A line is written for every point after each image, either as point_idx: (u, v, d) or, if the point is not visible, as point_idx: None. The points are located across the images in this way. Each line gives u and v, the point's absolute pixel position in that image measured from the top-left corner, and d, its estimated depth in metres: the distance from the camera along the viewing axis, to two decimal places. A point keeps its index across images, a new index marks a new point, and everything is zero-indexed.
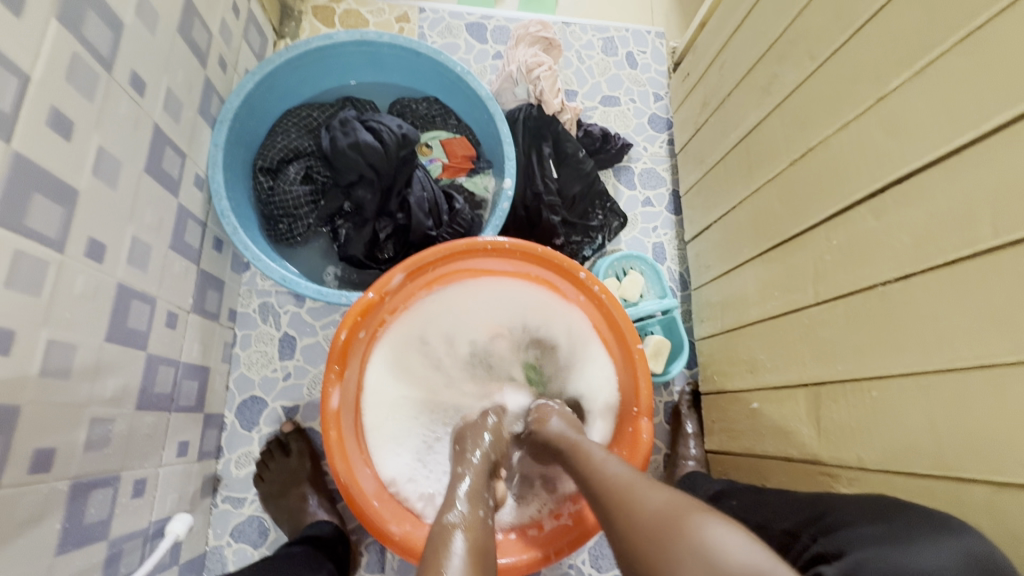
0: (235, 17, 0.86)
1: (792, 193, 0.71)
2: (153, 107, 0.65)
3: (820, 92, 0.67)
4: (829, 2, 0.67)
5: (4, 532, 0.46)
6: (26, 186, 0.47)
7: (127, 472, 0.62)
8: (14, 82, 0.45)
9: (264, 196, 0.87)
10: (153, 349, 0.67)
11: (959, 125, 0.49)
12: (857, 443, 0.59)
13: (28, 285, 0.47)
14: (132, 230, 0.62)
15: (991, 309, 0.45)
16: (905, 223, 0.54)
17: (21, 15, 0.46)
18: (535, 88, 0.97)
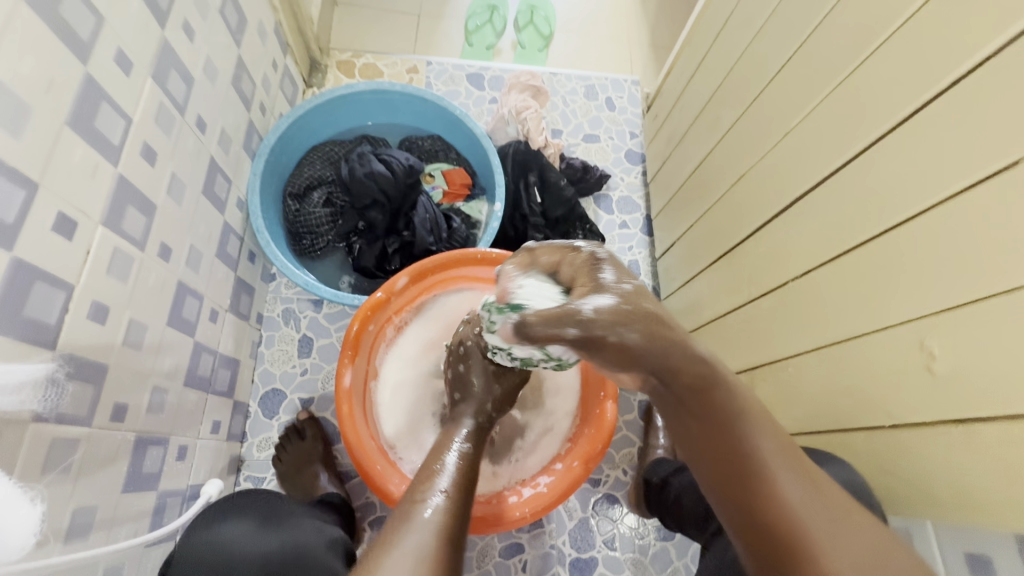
0: (274, 71, 1.05)
1: (734, 212, 0.86)
2: (210, 142, 0.82)
3: (750, 129, 0.82)
4: (754, 59, 0.83)
5: (90, 464, 0.59)
6: (124, 199, 0.62)
7: (174, 437, 0.75)
8: (123, 123, 0.62)
9: (292, 216, 1.03)
10: (199, 338, 0.81)
11: (838, 153, 0.64)
12: (781, 413, 0.74)
13: (121, 275, 0.62)
14: (190, 240, 0.77)
15: (863, 293, 0.59)
16: (807, 231, 0.68)
17: (129, 74, 0.62)
18: (523, 128, 1.15)
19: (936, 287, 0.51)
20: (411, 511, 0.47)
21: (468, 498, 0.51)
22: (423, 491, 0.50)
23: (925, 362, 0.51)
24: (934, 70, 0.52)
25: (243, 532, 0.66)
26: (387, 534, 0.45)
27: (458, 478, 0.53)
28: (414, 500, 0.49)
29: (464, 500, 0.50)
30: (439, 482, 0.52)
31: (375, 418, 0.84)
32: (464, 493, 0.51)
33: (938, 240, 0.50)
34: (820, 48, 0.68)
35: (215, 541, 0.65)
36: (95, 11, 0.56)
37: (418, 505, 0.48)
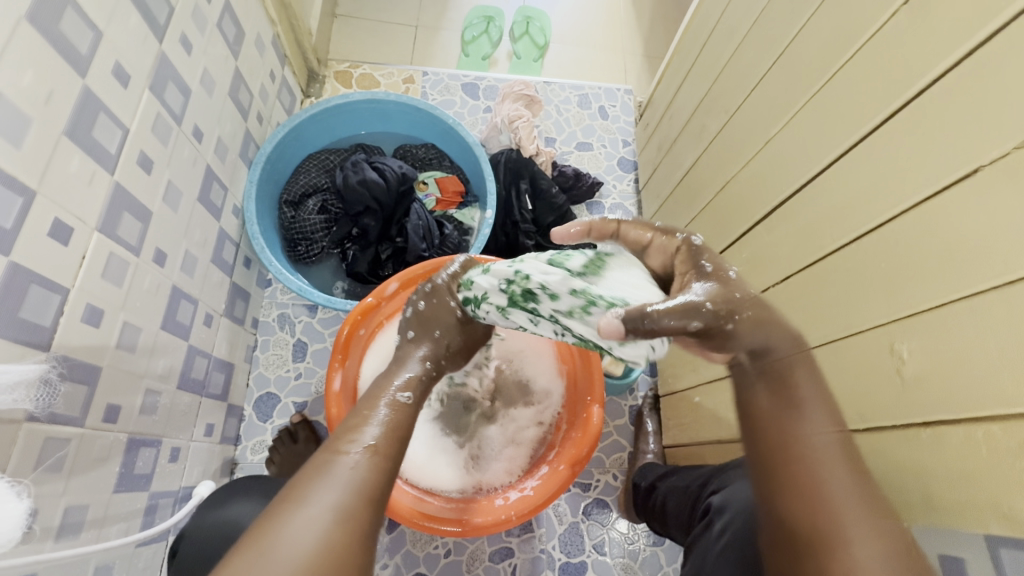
0: (271, 82, 1.07)
1: (720, 218, 0.87)
2: (207, 151, 0.84)
3: (734, 138, 0.84)
4: (737, 70, 0.85)
5: (83, 463, 0.60)
6: (120, 206, 0.64)
7: (167, 438, 0.77)
8: (120, 132, 0.64)
9: (287, 223, 1.05)
10: (193, 342, 0.83)
11: (815, 161, 0.66)
12: None
13: (116, 279, 0.64)
14: (185, 245, 0.79)
15: (838, 299, 0.60)
16: (787, 238, 0.70)
17: (127, 86, 0.65)
18: (515, 136, 1.16)
19: (906, 292, 0.52)
20: (337, 462, 0.48)
21: (399, 449, 0.53)
22: (355, 442, 0.50)
23: (894, 366, 0.53)
24: (902, 81, 0.54)
25: (248, 510, 0.70)
26: (308, 480, 0.46)
27: (393, 430, 0.53)
28: (343, 451, 0.49)
29: (393, 453, 0.52)
30: (367, 433, 0.52)
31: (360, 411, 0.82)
32: (394, 446, 0.52)
33: (908, 246, 0.52)
34: (799, 59, 0.70)
35: (223, 520, 0.70)
36: (94, 26, 0.59)
37: (349, 456, 0.49)
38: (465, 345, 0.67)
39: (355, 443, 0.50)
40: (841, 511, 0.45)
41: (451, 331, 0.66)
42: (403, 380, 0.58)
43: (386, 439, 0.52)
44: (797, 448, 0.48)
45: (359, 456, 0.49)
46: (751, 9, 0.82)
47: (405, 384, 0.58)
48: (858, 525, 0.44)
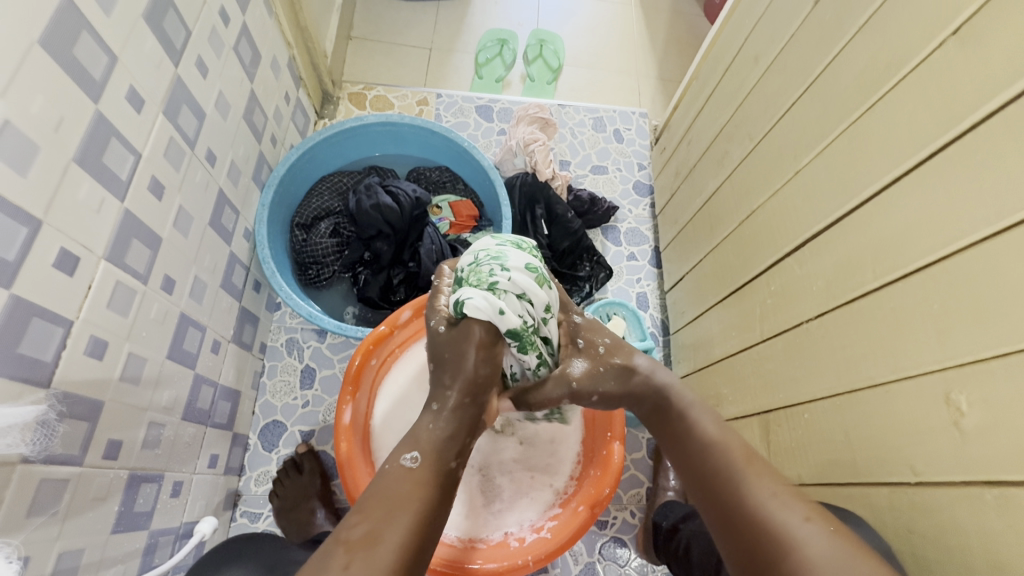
0: (286, 104, 1.06)
1: (744, 247, 0.85)
2: (220, 174, 0.83)
3: (759, 165, 0.82)
4: (762, 96, 0.83)
5: (80, 503, 0.57)
6: (127, 234, 0.62)
7: (170, 472, 0.74)
8: (132, 158, 0.62)
9: (298, 246, 1.03)
10: (200, 371, 0.80)
11: (851, 194, 0.63)
12: (796, 462, 0.70)
13: (122, 308, 0.62)
14: (194, 271, 0.77)
15: (883, 338, 0.57)
16: (820, 271, 0.67)
17: (141, 110, 0.63)
18: (530, 160, 1.14)
19: (963, 336, 0.49)
20: (332, 557, 0.42)
21: (427, 538, 0.46)
22: (353, 529, 0.44)
23: (952, 418, 0.49)
24: (950, 113, 0.51)
25: None
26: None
27: (396, 503, 0.47)
28: (341, 541, 0.44)
29: (411, 543, 0.45)
30: (370, 510, 0.46)
31: (376, 468, 0.78)
32: (415, 534, 0.45)
33: (964, 288, 0.49)
34: (832, 88, 0.68)
35: None
36: (109, 51, 0.57)
37: (347, 550, 0.43)
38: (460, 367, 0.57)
39: (353, 530, 0.45)
40: (765, 498, 0.49)
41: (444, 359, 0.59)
42: (406, 443, 0.53)
43: (388, 519, 0.45)
44: (712, 465, 0.53)
45: (359, 549, 0.43)
46: (778, 37, 0.80)
47: (409, 445, 0.52)
48: (788, 512, 0.47)
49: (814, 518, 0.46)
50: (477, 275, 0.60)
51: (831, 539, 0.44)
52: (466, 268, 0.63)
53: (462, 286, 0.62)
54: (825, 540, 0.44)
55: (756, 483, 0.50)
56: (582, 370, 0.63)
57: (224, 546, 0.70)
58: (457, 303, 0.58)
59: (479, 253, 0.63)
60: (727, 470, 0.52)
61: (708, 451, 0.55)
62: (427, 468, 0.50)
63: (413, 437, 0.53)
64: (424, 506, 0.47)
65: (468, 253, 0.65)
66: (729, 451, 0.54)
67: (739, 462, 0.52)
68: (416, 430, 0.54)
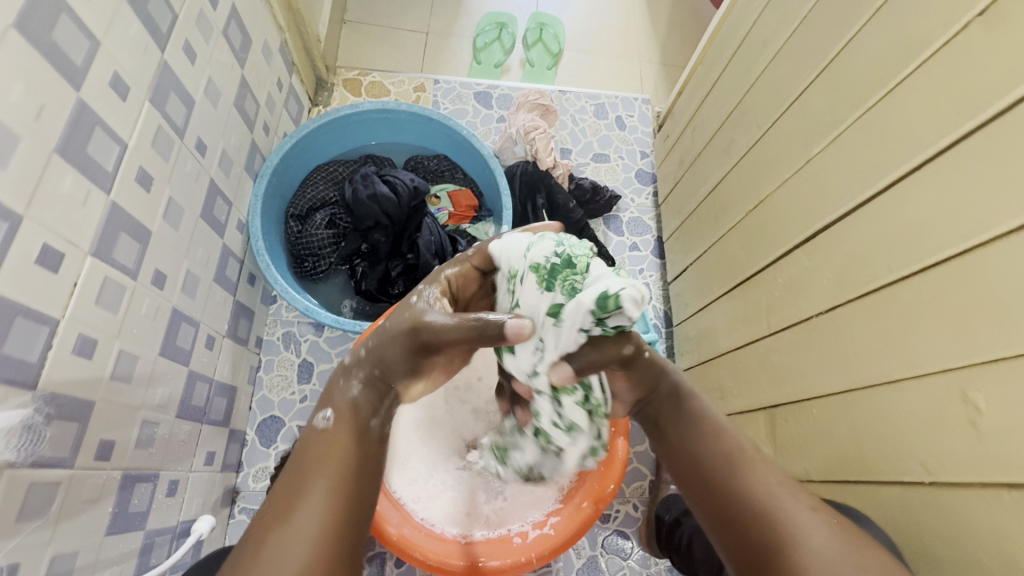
0: (278, 91, 1.03)
1: (750, 238, 0.83)
2: (211, 164, 0.80)
3: (767, 152, 0.80)
4: (771, 82, 0.81)
5: (72, 507, 0.56)
6: (115, 227, 0.60)
7: (165, 471, 0.72)
8: (118, 148, 0.59)
9: (294, 238, 1.00)
10: (194, 367, 0.78)
11: (864, 185, 0.61)
12: (804, 459, 0.69)
13: (111, 305, 0.59)
14: (186, 265, 0.74)
15: (898, 335, 0.55)
16: (830, 265, 0.66)
17: (126, 98, 0.60)
18: (531, 148, 1.11)
19: (983, 333, 0.47)
20: (254, 531, 0.44)
21: (351, 492, 0.48)
22: (272, 502, 0.46)
23: (968, 416, 0.48)
24: (971, 102, 0.49)
25: None
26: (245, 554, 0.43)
27: (309, 470, 0.48)
28: (263, 514, 0.45)
29: (334, 506, 0.46)
30: (289, 481, 0.47)
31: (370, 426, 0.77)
32: (333, 488, 0.47)
33: (983, 284, 0.47)
34: (845, 74, 0.65)
35: None
36: (90, 35, 0.54)
37: (266, 523, 0.44)
38: (381, 347, 0.57)
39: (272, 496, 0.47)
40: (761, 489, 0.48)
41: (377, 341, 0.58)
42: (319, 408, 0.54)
43: (303, 489, 0.46)
44: (717, 459, 0.52)
45: (277, 519, 0.44)
46: (787, 21, 0.78)
47: (321, 411, 0.54)
48: (794, 503, 0.47)
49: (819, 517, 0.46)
50: (580, 248, 0.55)
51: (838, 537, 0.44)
52: (539, 258, 0.57)
53: (579, 265, 0.54)
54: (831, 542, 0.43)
55: (756, 477, 0.49)
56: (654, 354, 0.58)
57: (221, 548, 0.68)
58: (606, 292, 0.47)
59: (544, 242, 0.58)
60: (725, 462, 0.51)
61: (706, 441, 0.54)
62: (339, 424, 0.52)
63: (328, 402, 0.55)
64: (342, 461, 0.49)
65: (536, 256, 0.57)
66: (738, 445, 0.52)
67: (748, 455, 0.51)
68: (332, 391, 0.56)
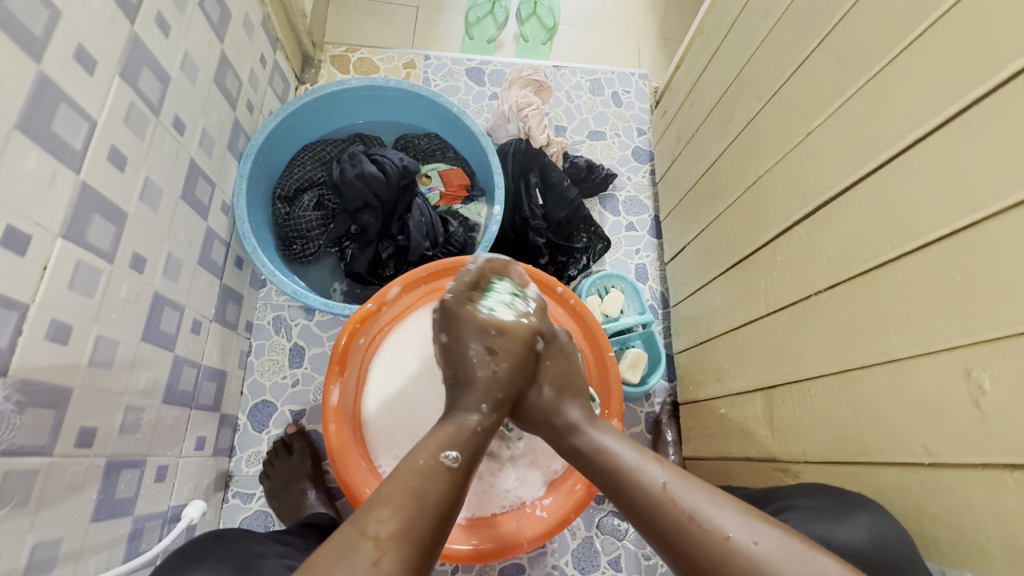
0: (262, 67, 0.99)
1: (749, 216, 0.81)
2: (191, 144, 0.77)
3: (766, 127, 0.77)
4: (770, 53, 0.78)
5: (53, 494, 0.55)
6: (87, 209, 0.57)
7: (152, 457, 0.71)
8: (86, 125, 0.57)
9: (281, 220, 0.98)
10: (180, 352, 0.76)
11: (867, 157, 0.58)
12: (800, 439, 0.68)
13: (86, 289, 0.58)
14: (167, 248, 0.72)
15: (898, 313, 0.54)
16: (830, 241, 0.64)
17: (92, 72, 0.58)
18: (524, 125, 1.08)
19: (986, 308, 0.45)
20: (360, 549, 0.41)
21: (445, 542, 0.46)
22: (382, 524, 0.42)
23: (972, 396, 0.46)
24: (983, 65, 0.46)
25: None
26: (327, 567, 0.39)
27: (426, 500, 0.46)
28: (369, 535, 0.42)
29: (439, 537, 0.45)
30: (406, 505, 0.45)
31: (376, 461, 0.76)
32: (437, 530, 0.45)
33: (987, 258, 0.45)
34: (849, 41, 0.62)
35: None
36: (49, 3, 0.51)
37: (376, 547, 0.41)
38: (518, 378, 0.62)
39: (382, 525, 0.43)
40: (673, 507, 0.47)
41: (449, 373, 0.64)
42: (446, 441, 0.52)
43: (421, 522, 0.44)
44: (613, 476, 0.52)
45: (390, 546, 0.41)
46: None
47: (447, 444, 0.51)
48: (720, 517, 0.45)
49: (729, 510, 0.46)
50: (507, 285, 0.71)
51: (745, 523, 0.45)
52: (504, 300, 0.68)
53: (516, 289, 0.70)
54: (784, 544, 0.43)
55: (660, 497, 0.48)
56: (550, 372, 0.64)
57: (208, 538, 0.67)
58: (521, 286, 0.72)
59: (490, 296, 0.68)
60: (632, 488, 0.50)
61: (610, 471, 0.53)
62: (461, 469, 0.50)
63: (450, 437, 0.53)
64: (452, 505, 0.47)
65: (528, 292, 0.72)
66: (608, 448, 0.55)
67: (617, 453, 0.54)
68: (457, 434, 0.53)
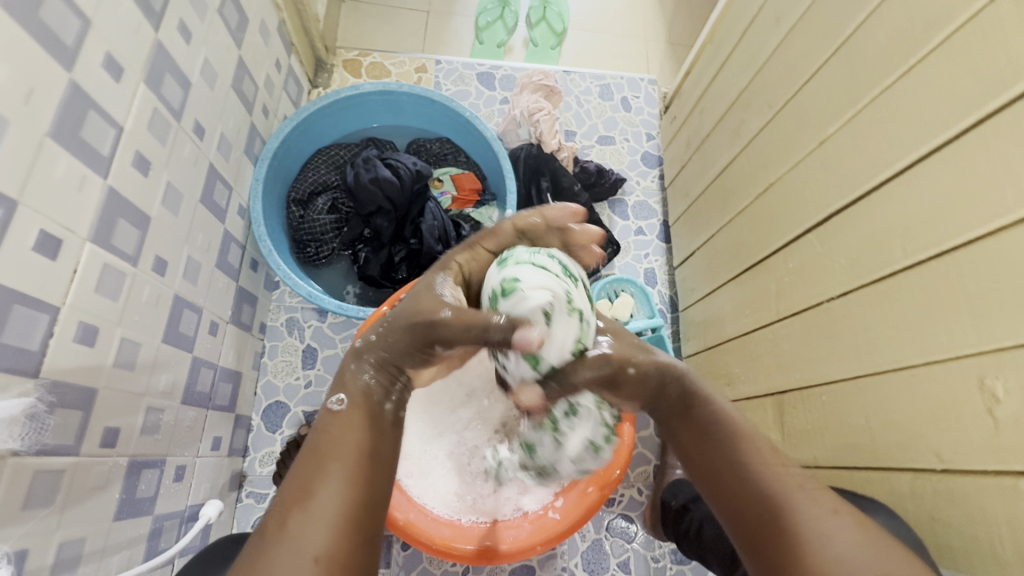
0: (277, 72, 1.01)
1: (759, 223, 0.82)
2: (209, 148, 0.78)
3: (778, 134, 0.78)
4: (782, 60, 0.78)
5: (78, 494, 0.56)
6: (113, 213, 0.59)
7: (171, 457, 0.73)
8: (113, 131, 0.58)
9: (295, 223, 0.99)
10: (197, 353, 0.77)
11: (881, 167, 0.59)
12: (812, 445, 0.69)
13: (111, 292, 0.59)
14: (187, 251, 0.73)
15: (911, 322, 0.54)
16: (842, 248, 0.64)
17: (119, 80, 0.59)
18: (536, 130, 1.09)
19: (1001, 318, 0.46)
20: (269, 517, 0.41)
21: (369, 485, 0.44)
22: (287, 486, 0.42)
23: (986, 404, 0.47)
24: (997, 79, 0.47)
25: None
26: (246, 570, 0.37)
27: (328, 450, 0.45)
28: (277, 501, 0.42)
29: (355, 484, 0.43)
30: (306, 462, 0.44)
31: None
32: (348, 474, 0.43)
33: (1003, 268, 0.46)
34: (863, 51, 0.63)
35: None
36: (80, 13, 0.53)
37: (282, 509, 0.41)
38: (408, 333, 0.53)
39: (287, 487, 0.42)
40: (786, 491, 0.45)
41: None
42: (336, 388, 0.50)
43: (317, 470, 0.43)
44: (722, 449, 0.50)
45: (294, 503, 0.41)
46: None
47: (336, 391, 0.50)
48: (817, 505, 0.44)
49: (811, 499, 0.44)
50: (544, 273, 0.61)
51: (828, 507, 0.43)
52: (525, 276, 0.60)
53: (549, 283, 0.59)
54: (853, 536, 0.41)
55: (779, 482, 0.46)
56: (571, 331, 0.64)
57: (226, 538, 0.68)
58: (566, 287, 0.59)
59: (510, 263, 0.62)
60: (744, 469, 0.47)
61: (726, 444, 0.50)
62: (354, 410, 0.48)
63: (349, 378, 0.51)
64: (360, 448, 0.45)
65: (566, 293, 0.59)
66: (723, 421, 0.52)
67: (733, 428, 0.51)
68: (347, 376, 0.51)
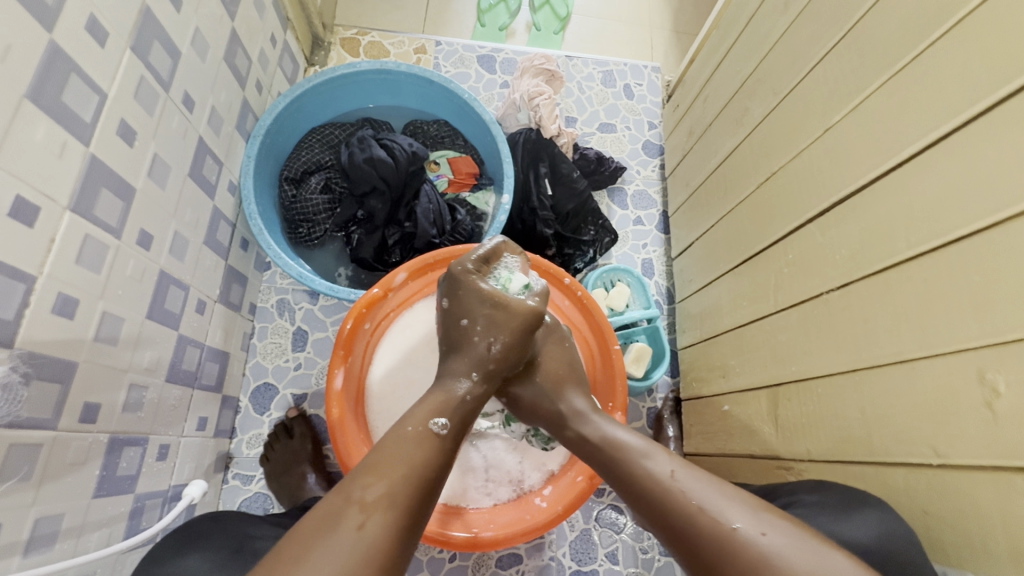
0: (272, 47, 0.98)
1: (759, 213, 0.81)
2: (199, 122, 0.76)
3: (782, 123, 0.76)
4: (789, 46, 0.76)
5: (56, 469, 0.55)
6: (95, 182, 0.57)
7: (154, 436, 0.71)
8: (96, 97, 0.56)
9: (288, 203, 0.97)
10: (184, 331, 0.76)
11: (885, 157, 0.58)
12: (805, 438, 0.68)
13: (93, 263, 0.57)
14: (174, 226, 0.72)
15: (912, 313, 0.53)
16: (842, 239, 0.63)
17: (104, 44, 0.57)
18: (535, 115, 1.07)
19: (1004, 311, 0.45)
20: (345, 515, 0.43)
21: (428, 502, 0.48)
22: (369, 489, 0.45)
23: (985, 398, 0.46)
24: (1006, 66, 0.46)
25: (200, 567, 0.57)
26: (278, 565, 0.40)
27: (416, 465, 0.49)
28: (354, 500, 0.44)
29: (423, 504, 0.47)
30: (392, 470, 0.47)
31: (368, 420, 0.78)
32: (425, 496, 0.48)
33: (1009, 259, 0.44)
34: (871, 37, 0.61)
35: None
36: None
37: (361, 510, 0.43)
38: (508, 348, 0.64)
39: (369, 490, 0.45)
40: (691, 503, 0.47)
41: (444, 340, 0.67)
42: (435, 410, 0.56)
43: (404, 485, 0.46)
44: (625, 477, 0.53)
45: (375, 509, 0.44)
46: None
47: (436, 413, 0.55)
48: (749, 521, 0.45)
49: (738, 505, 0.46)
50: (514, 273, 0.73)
51: (754, 516, 0.45)
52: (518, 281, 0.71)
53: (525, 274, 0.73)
54: (793, 538, 0.43)
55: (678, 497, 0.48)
56: (547, 366, 0.70)
57: (209, 517, 0.67)
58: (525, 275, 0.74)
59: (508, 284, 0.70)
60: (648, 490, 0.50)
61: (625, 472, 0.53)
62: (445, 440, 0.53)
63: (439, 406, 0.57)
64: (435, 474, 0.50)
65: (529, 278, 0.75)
66: (618, 443, 0.56)
67: (627, 449, 0.55)
68: (443, 404, 0.57)
